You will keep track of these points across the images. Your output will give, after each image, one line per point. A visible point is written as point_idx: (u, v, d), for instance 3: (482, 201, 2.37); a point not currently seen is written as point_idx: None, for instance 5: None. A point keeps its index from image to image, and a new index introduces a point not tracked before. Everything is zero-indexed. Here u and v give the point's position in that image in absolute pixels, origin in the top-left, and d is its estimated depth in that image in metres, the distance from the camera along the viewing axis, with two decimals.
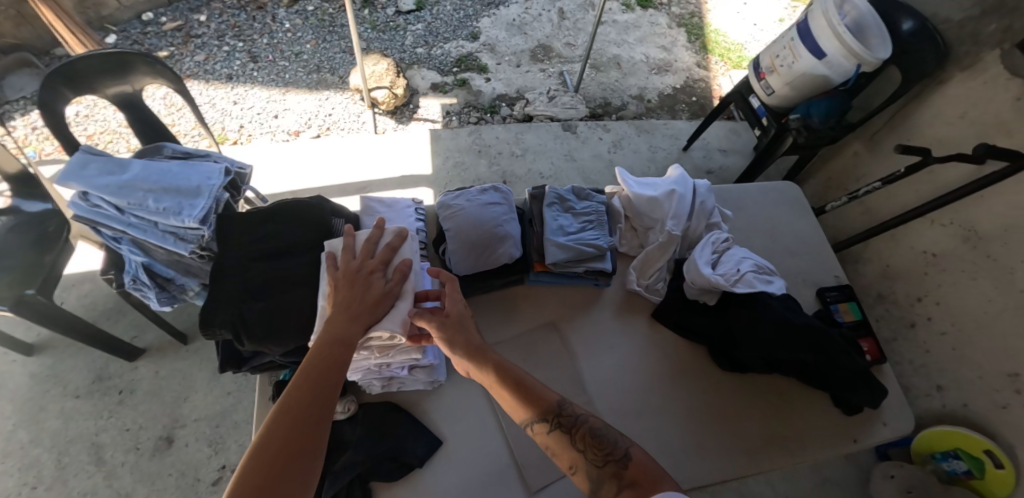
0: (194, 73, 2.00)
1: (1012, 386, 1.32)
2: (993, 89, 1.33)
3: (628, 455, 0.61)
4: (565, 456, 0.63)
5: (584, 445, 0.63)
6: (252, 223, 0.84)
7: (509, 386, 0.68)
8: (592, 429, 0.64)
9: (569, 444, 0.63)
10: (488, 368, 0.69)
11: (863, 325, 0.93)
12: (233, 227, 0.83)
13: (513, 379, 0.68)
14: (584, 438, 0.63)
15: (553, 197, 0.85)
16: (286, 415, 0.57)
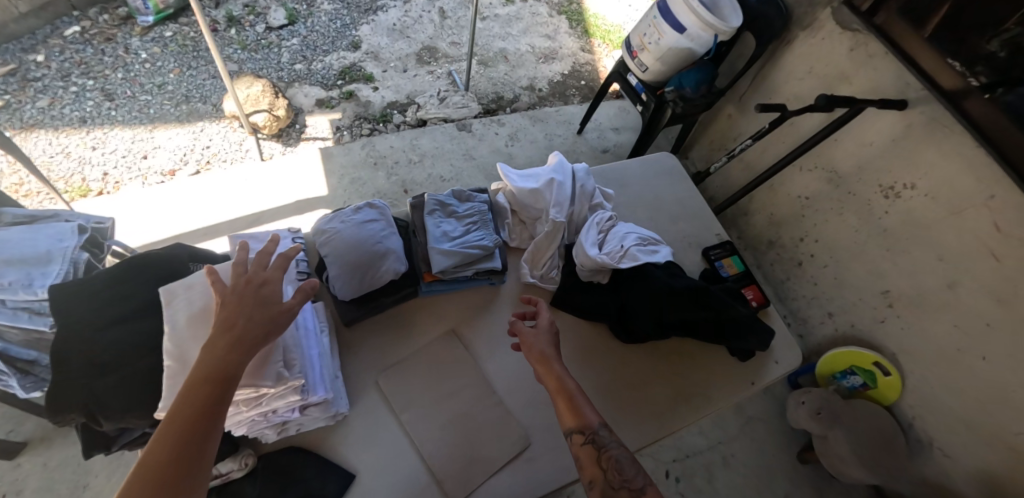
0: (38, 121, 1.77)
1: (885, 302, 1.49)
2: (829, 43, 1.47)
3: (644, 489, 0.64)
4: (588, 470, 0.67)
5: (608, 465, 0.67)
6: (95, 290, 0.76)
7: (563, 398, 0.74)
8: (619, 456, 0.67)
9: (595, 461, 0.67)
10: (551, 376, 0.76)
11: (747, 275, 1.01)
12: (74, 296, 0.75)
13: (568, 392, 0.74)
14: (610, 460, 0.67)
15: (434, 204, 0.84)
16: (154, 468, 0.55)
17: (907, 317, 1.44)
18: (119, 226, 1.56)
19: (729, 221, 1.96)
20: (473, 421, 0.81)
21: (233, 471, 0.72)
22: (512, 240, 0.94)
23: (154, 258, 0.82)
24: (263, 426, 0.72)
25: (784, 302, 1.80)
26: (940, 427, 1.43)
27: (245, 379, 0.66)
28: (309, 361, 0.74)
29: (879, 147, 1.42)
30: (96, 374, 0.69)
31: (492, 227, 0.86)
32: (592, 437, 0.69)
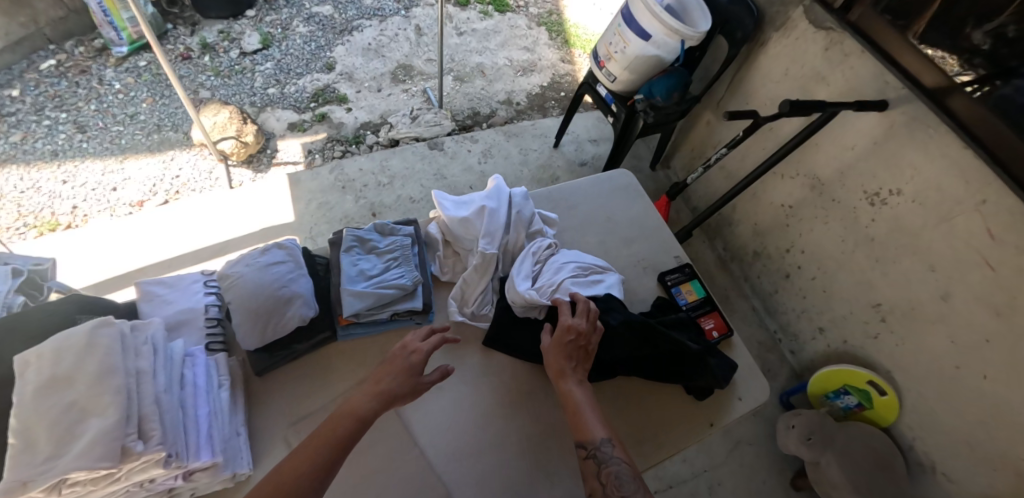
0: (10, 156, 1.77)
1: (877, 316, 1.39)
2: (803, 43, 1.39)
3: None
4: (588, 483, 0.68)
5: (607, 482, 0.67)
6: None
7: (572, 410, 0.73)
8: (620, 474, 0.67)
9: (595, 477, 0.68)
10: (564, 388, 0.75)
11: (707, 302, 0.93)
12: None
13: (575, 405, 0.74)
14: (611, 477, 0.67)
15: (351, 240, 0.80)
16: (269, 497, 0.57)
17: (901, 332, 1.34)
18: (82, 261, 1.53)
19: (714, 231, 1.88)
20: (389, 477, 0.75)
21: None
22: (442, 273, 0.89)
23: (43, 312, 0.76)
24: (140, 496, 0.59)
25: (774, 316, 1.71)
26: (944, 451, 1.32)
27: (77, 462, 0.48)
28: (192, 422, 0.61)
29: (862, 151, 1.32)
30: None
31: (414, 263, 0.80)
32: (593, 453, 0.69)
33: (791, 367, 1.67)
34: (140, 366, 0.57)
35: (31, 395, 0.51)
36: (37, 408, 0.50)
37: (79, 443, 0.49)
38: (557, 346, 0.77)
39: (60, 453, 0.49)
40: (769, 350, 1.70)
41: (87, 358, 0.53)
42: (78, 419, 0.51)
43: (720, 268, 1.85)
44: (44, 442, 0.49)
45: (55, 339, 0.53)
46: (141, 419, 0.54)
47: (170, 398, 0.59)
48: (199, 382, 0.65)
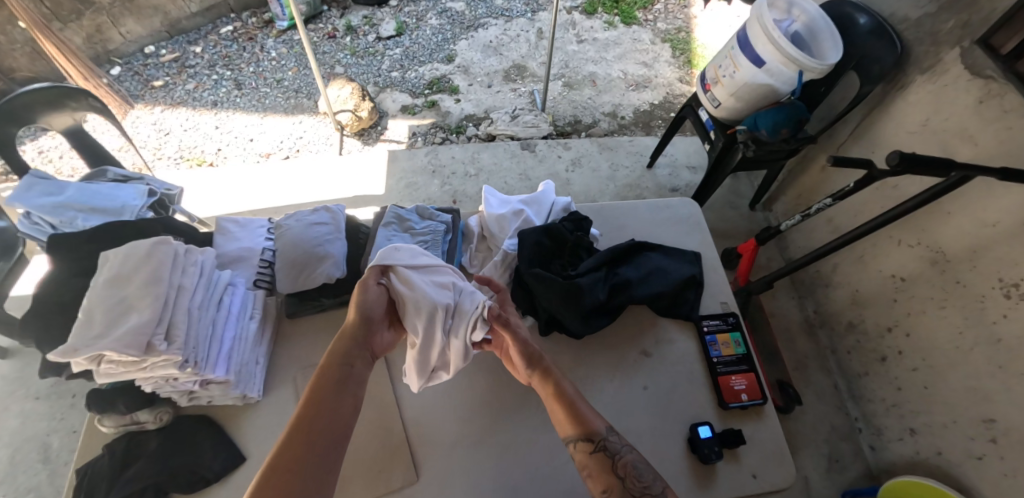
0: (184, 100, 2.17)
1: (986, 434, 1.13)
2: (954, 91, 1.19)
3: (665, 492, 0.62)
4: (599, 479, 0.65)
5: (625, 473, 0.65)
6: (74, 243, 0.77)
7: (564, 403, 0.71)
8: (635, 462, 0.65)
9: (609, 469, 0.65)
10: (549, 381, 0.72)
11: (744, 361, 0.83)
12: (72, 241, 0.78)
13: (567, 398, 0.71)
14: (627, 463, 0.65)
15: (392, 217, 0.86)
16: (299, 430, 0.62)
17: (1016, 461, 1.07)
18: (210, 194, 1.82)
19: (807, 290, 1.65)
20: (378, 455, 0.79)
21: (147, 423, 0.73)
22: (471, 265, 0.89)
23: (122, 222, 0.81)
24: (166, 390, 0.69)
25: (858, 402, 1.47)
26: None
27: (112, 343, 0.57)
28: (217, 339, 0.70)
29: (1005, 230, 1.08)
30: (43, 312, 0.71)
31: (441, 250, 0.84)
32: (603, 445, 0.67)
33: (867, 465, 1.41)
34: (183, 281, 0.66)
35: (103, 283, 0.62)
36: (104, 294, 0.61)
37: (121, 328, 0.59)
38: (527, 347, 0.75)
39: (107, 331, 0.59)
40: (843, 439, 1.46)
41: (143, 265, 0.63)
42: (125, 309, 0.60)
43: (807, 333, 1.62)
44: (99, 320, 0.60)
45: (129, 242, 0.65)
46: (169, 324, 0.62)
47: (205, 313, 0.69)
48: (232, 308, 0.74)
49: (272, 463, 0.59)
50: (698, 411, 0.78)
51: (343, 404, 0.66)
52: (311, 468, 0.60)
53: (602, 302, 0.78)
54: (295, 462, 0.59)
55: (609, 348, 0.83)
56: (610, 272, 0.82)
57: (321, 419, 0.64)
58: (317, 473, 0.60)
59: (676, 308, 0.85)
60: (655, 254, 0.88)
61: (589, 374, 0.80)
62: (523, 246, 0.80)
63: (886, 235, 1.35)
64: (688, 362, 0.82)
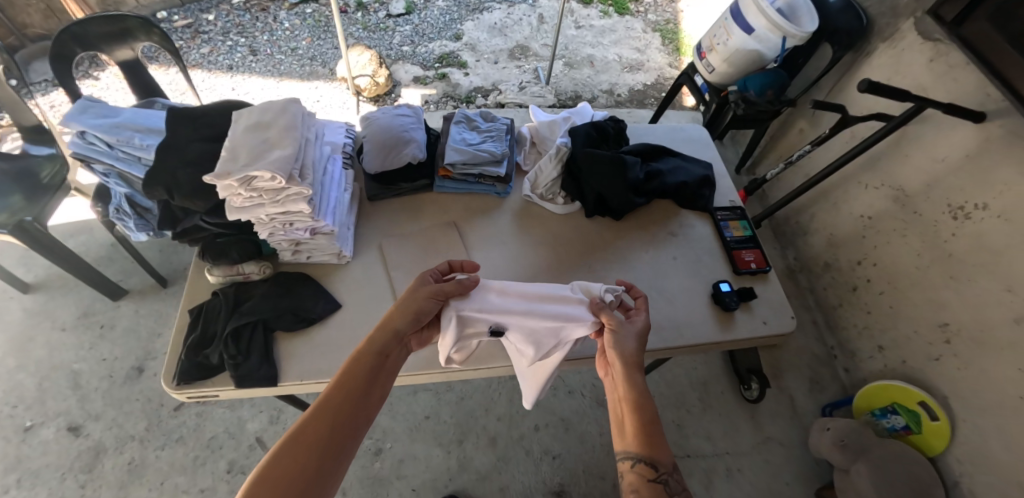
0: (199, 63, 2.21)
1: (942, 336, 1.34)
2: (909, 54, 1.41)
3: None
4: None
5: None
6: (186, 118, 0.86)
7: (638, 418, 0.66)
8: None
9: None
10: (635, 385, 0.70)
11: (751, 240, 1.00)
12: (185, 115, 0.86)
13: (644, 411, 0.67)
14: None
15: (460, 118, 1.00)
16: (328, 411, 0.64)
17: (967, 355, 1.28)
18: None
19: (788, 239, 1.85)
20: None
21: (252, 274, 0.83)
22: (524, 164, 1.04)
23: (227, 106, 0.90)
24: (279, 236, 0.80)
25: (834, 332, 1.67)
26: (996, 491, 1.23)
27: (266, 166, 0.68)
28: (326, 196, 0.82)
29: (952, 164, 1.30)
30: (167, 164, 0.78)
31: (505, 143, 0.98)
32: (665, 478, 0.62)
33: (843, 385, 1.61)
34: (307, 137, 0.79)
35: (243, 131, 0.74)
36: (246, 137, 0.73)
37: (268, 158, 0.70)
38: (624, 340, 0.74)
39: (255, 160, 0.70)
40: (823, 364, 1.65)
41: (281, 116, 0.76)
42: (267, 147, 0.72)
43: (788, 277, 1.82)
44: (245, 153, 0.70)
45: (261, 103, 0.77)
46: (301, 164, 0.74)
47: (319, 172, 0.81)
48: (335, 177, 0.87)
49: (295, 434, 0.61)
50: (718, 276, 0.94)
51: (370, 398, 0.68)
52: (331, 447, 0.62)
53: (641, 181, 0.94)
54: (316, 448, 0.61)
55: (645, 227, 0.98)
56: (645, 163, 0.99)
57: (349, 408, 0.66)
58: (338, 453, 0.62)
59: (696, 200, 1.01)
60: (678, 158, 1.05)
61: (630, 246, 0.96)
62: (576, 137, 0.96)
63: (857, 181, 1.57)
64: (708, 241, 0.98)
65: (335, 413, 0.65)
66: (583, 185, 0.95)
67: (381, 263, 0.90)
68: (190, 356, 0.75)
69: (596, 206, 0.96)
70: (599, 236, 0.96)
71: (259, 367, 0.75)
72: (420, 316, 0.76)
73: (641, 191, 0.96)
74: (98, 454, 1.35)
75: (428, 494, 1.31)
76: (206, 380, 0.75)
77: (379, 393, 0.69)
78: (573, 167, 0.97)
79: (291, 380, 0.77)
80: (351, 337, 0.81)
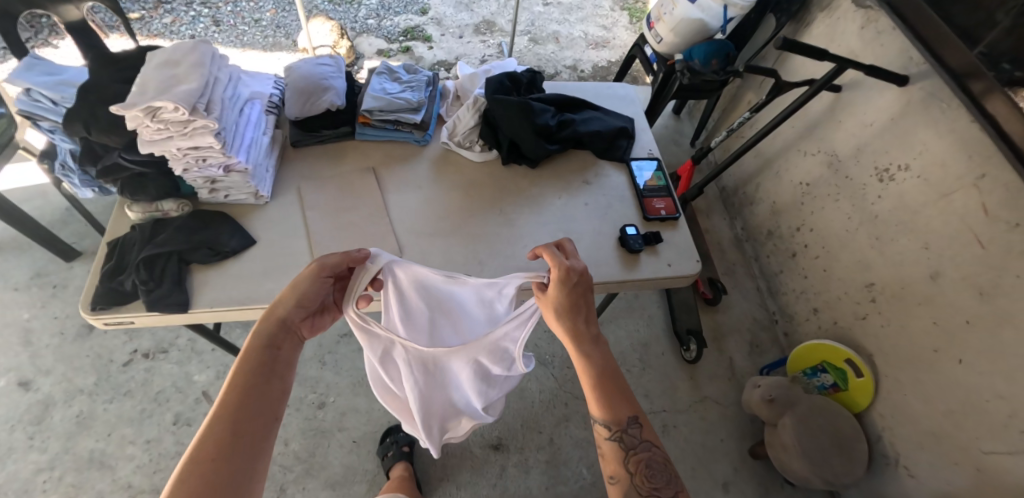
0: (160, 33, 2.20)
1: (868, 296, 1.38)
2: (843, 23, 1.43)
3: None
4: (608, 462, 0.70)
5: (636, 470, 0.68)
6: (106, 63, 0.89)
7: (595, 382, 0.72)
8: (650, 461, 0.68)
9: (620, 461, 0.69)
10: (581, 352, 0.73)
11: (664, 189, 1.03)
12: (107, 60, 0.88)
13: (598, 377, 0.72)
14: (637, 463, 0.68)
15: (383, 70, 1.04)
16: (226, 418, 0.59)
17: (889, 312, 1.32)
18: None
19: (736, 210, 1.90)
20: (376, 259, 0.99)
21: (171, 212, 0.86)
22: (447, 115, 1.09)
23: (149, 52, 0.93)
24: (194, 173, 0.82)
25: (775, 297, 1.72)
26: (909, 442, 1.28)
27: (168, 96, 0.71)
28: (240, 135, 0.85)
29: (879, 127, 1.33)
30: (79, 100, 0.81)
31: (425, 93, 1.03)
32: (621, 434, 0.70)
33: (782, 348, 1.66)
34: (219, 77, 0.82)
35: (153, 67, 0.76)
36: (155, 72, 0.75)
37: (172, 90, 0.72)
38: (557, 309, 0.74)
39: (159, 92, 0.72)
40: (763, 329, 1.70)
41: (190, 54, 0.78)
42: (173, 81, 0.74)
43: (735, 246, 1.86)
44: (150, 86, 0.73)
45: (172, 44, 0.80)
46: (208, 100, 0.77)
47: (232, 111, 0.84)
48: (252, 119, 0.90)
49: (200, 452, 0.56)
50: (627, 221, 0.98)
51: (271, 392, 0.64)
52: (241, 454, 0.58)
53: (551, 128, 0.98)
54: (225, 458, 0.56)
55: (560, 176, 1.02)
56: (560, 113, 1.03)
57: (251, 410, 0.61)
58: (247, 459, 0.58)
59: (611, 150, 1.04)
60: (596, 112, 1.08)
61: (543, 192, 0.99)
62: (489, 84, 0.99)
63: (796, 148, 1.60)
64: (620, 190, 1.02)
65: (235, 419, 0.60)
66: (498, 133, 0.99)
67: (297, 204, 0.92)
68: (105, 283, 0.78)
69: (511, 153, 1.00)
70: (514, 183, 1.00)
71: (170, 292, 0.78)
72: (305, 302, 0.72)
73: (554, 138, 1.01)
74: (47, 407, 1.35)
75: (369, 444, 1.35)
76: (120, 306, 0.77)
77: (279, 386, 0.66)
78: (488, 116, 1.00)
79: (201, 307, 0.79)
80: (262, 271, 0.83)
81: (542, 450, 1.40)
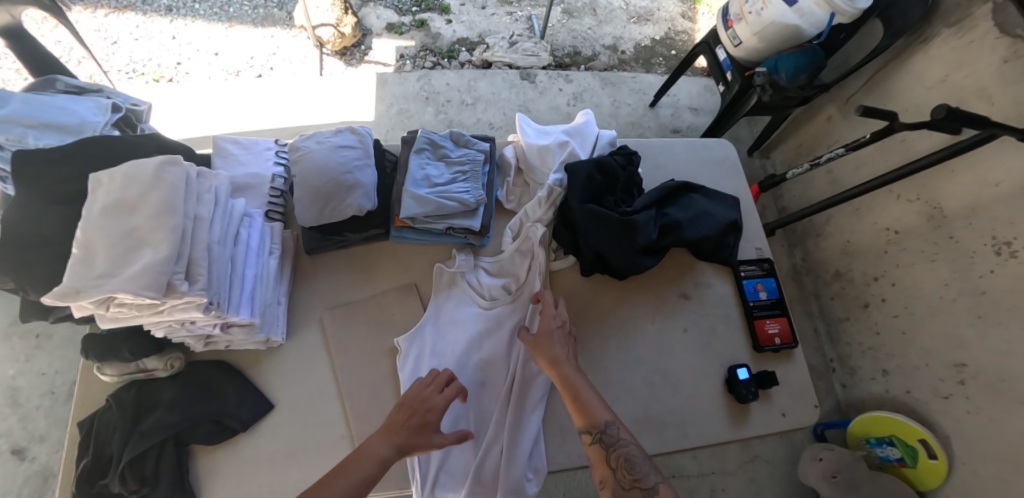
0: (130, 3, 1.84)
1: (956, 376, 1.24)
2: (980, 50, 1.15)
3: (656, 487, 0.68)
4: (599, 468, 0.71)
5: (618, 465, 0.70)
6: (41, 163, 0.70)
7: (569, 396, 0.74)
8: (630, 454, 0.70)
9: (604, 461, 0.71)
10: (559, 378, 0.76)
11: (779, 308, 0.91)
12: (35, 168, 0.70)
13: (574, 393, 0.74)
14: (622, 457, 0.70)
15: (424, 143, 0.85)
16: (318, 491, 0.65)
17: (979, 400, 1.18)
18: (181, 118, 1.68)
19: (798, 239, 1.72)
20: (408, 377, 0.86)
21: (157, 370, 0.76)
22: (506, 200, 0.92)
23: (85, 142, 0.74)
24: (181, 334, 0.70)
25: (835, 344, 1.61)
26: None
27: (125, 284, 0.56)
28: (240, 278, 0.71)
29: (1006, 191, 1.10)
30: (34, 244, 0.66)
31: (481, 182, 0.84)
32: (601, 436, 0.71)
33: (837, 400, 1.58)
34: (199, 212, 0.65)
35: (101, 215, 0.60)
36: (104, 227, 0.60)
37: (130, 268, 0.57)
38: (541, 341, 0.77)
39: (115, 271, 0.57)
40: (818, 377, 1.61)
41: (150, 194, 0.61)
42: (133, 246, 0.59)
43: (792, 280, 1.72)
44: (102, 258, 0.58)
45: (126, 167, 0.62)
46: (187, 260, 0.61)
47: (224, 254, 0.68)
48: (253, 244, 0.76)
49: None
50: (737, 356, 0.86)
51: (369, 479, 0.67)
52: None
53: (653, 240, 0.81)
54: None
55: (651, 290, 0.89)
56: (658, 212, 0.84)
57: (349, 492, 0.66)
58: None
59: (718, 252, 0.89)
60: (696, 196, 0.90)
61: (633, 314, 0.87)
62: (575, 180, 0.83)
63: (887, 189, 1.37)
64: (726, 305, 0.89)
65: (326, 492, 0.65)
66: (580, 241, 0.82)
67: (322, 343, 0.83)
68: (87, 487, 0.70)
69: (594, 264, 0.84)
70: (598, 298, 0.88)
71: (171, 496, 0.71)
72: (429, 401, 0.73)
73: (653, 250, 0.83)
74: (47, 479, 1.25)
75: None
76: None
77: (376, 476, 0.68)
78: (566, 216, 0.85)
79: None
80: (285, 445, 0.77)
81: None
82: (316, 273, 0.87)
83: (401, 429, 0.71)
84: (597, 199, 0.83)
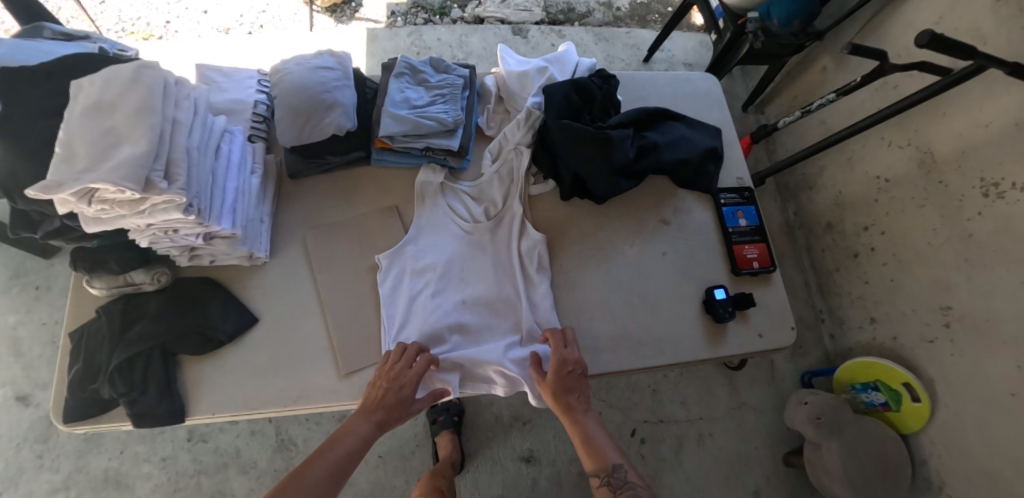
0: None
1: (942, 320, 1.25)
2: None
3: None
4: None
5: None
6: (22, 79, 0.71)
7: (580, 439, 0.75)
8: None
9: None
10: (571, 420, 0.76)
11: (759, 233, 0.92)
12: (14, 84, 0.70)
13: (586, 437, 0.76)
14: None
15: (404, 68, 0.87)
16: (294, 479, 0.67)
17: (964, 343, 1.19)
18: None
19: (791, 193, 1.72)
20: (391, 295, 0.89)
21: (145, 284, 0.79)
22: (488, 127, 0.94)
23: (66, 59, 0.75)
24: (165, 244, 0.73)
25: (825, 297, 1.62)
26: (961, 476, 1.22)
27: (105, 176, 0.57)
28: (221, 190, 0.73)
29: (996, 131, 1.09)
30: (16, 157, 0.67)
31: (460, 104, 0.86)
32: (608, 478, 0.72)
33: (825, 350, 1.60)
34: (177, 116, 0.67)
35: (81, 117, 0.62)
36: (82, 127, 0.61)
37: (109, 162, 0.59)
38: (561, 383, 0.76)
39: (94, 166, 0.58)
40: (807, 328, 1.62)
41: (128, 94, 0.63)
42: (112, 144, 0.60)
43: (785, 234, 1.73)
44: (82, 154, 0.59)
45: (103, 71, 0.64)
46: (166, 159, 0.63)
47: (202, 159, 0.70)
48: (235, 160, 0.78)
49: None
50: (715, 280, 0.88)
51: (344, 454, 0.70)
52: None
53: (630, 160, 0.83)
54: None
55: (630, 216, 0.91)
56: (636, 135, 0.87)
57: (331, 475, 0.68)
58: None
59: (697, 180, 0.90)
60: (677, 124, 0.92)
61: (612, 238, 0.89)
62: (552, 101, 0.85)
63: (878, 135, 1.37)
64: (706, 233, 0.91)
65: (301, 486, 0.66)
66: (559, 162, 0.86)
67: (305, 261, 0.86)
68: (81, 391, 0.75)
69: (573, 187, 0.87)
70: (576, 222, 0.90)
71: (157, 403, 0.75)
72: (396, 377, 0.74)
73: (630, 172, 0.86)
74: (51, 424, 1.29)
75: (396, 460, 1.29)
76: (103, 412, 0.77)
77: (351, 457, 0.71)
78: (544, 137, 0.87)
79: (199, 414, 0.78)
80: (269, 357, 0.80)
81: (575, 463, 1.34)
82: (300, 197, 0.89)
83: (378, 408, 0.74)
84: (575, 119, 0.85)
